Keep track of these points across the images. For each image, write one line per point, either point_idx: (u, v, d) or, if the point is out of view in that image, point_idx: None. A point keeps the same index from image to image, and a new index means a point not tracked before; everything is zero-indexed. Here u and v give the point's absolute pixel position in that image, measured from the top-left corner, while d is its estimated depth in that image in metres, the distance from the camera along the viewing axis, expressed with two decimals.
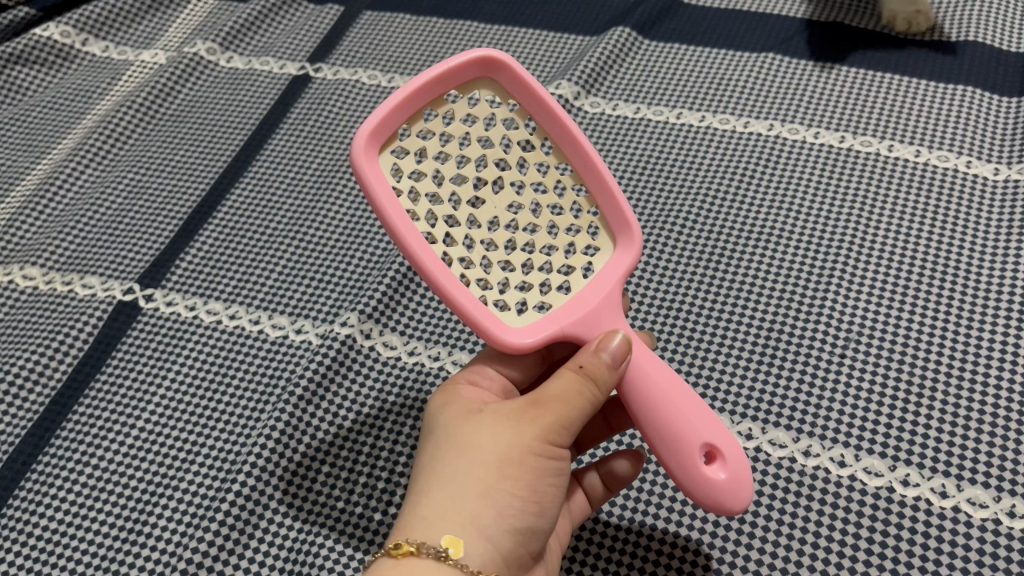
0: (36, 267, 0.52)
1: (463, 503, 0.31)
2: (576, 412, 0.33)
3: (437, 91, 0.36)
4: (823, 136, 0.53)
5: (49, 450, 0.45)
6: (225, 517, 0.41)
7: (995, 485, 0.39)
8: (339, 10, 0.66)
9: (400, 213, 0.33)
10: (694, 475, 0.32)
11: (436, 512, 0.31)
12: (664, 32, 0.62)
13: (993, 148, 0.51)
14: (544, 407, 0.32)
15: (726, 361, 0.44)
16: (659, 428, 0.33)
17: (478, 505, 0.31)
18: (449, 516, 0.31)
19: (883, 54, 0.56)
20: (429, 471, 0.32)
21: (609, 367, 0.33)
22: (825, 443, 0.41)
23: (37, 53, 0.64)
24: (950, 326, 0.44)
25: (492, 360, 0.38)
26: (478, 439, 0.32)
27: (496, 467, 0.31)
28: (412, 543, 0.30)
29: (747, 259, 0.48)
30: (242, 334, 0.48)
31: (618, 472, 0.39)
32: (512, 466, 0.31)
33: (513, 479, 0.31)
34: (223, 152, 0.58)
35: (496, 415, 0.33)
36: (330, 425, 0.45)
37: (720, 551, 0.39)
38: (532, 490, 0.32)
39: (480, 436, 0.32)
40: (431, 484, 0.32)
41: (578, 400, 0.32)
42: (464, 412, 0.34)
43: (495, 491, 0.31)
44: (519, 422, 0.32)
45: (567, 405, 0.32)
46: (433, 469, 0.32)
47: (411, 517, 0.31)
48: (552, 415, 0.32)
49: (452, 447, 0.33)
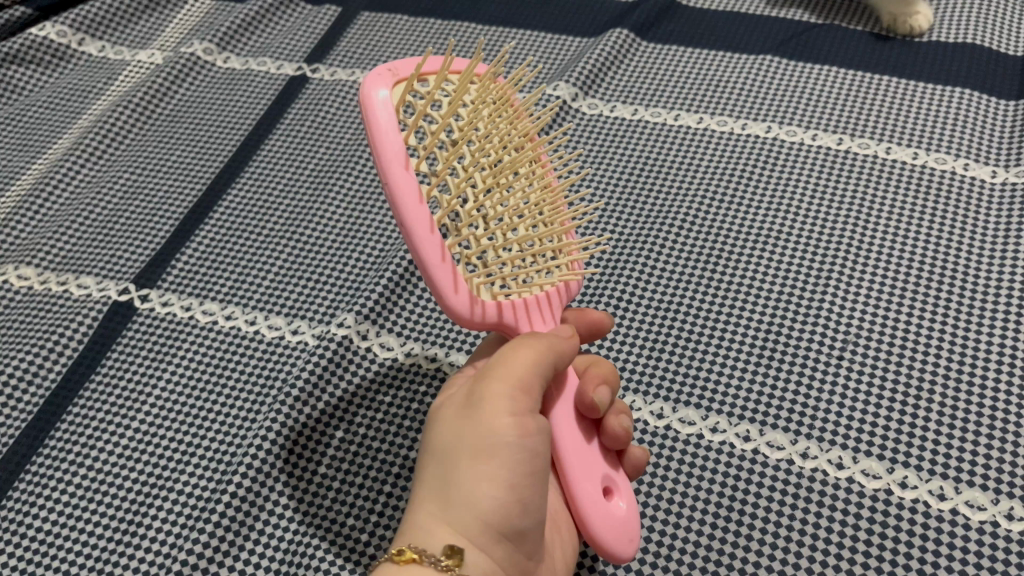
0: (31, 266, 0.52)
1: (457, 506, 0.30)
2: (532, 378, 0.32)
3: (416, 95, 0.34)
4: (820, 138, 0.53)
5: (43, 451, 0.44)
6: (220, 519, 0.41)
7: (993, 487, 0.39)
8: (337, 11, 0.66)
9: (405, 163, 0.31)
10: (605, 516, 0.32)
11: (435, 516, 0.31)
12: (661, 35, 0.62)
13: (989, 151, 0.51)
14: (503, 382, 0.32)
15: (724, 361, 0.44)
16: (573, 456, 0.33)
17: (465, 502, 0.30)
18: (447, 518, 0.30)
19: (879, 56, 0.57)
20: (425, 475, 0.32)
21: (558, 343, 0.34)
22: (823, 445, 0.41)
23: (33, 53, 0.64)
24: (947, 328, 0.44)
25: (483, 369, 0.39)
26: (456, 431, 0.32)
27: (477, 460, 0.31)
28: (415, 550, 0.30)
29: (745, 259, 0.48)
30: (238, 334, 0.48)
31: (628, 452, 0.37)
32: (486, 448, 0.31)
33: (490, 462, 0.31)
34: (219, 153, 0.57)
35: (469, 401, 0.33)
36: (327, 426, 0.44)
37: (718, 554, 0.39)
38: (513, 474, 0.31)
39: (458, 428, 0.32)
40: (427, 487, 0.32)
41: (536, 366, 0.32)
42: (446, 409, 0.34)
43: (477, 481, 0.30)
44: (485, 401, 0.32)
45: (523, 374, 0.32)
46: (428, 472, 0.32)
47: (412, 524, 0.31)
48: (511, 386, 0.32)
49: (442, 447, 0.32)
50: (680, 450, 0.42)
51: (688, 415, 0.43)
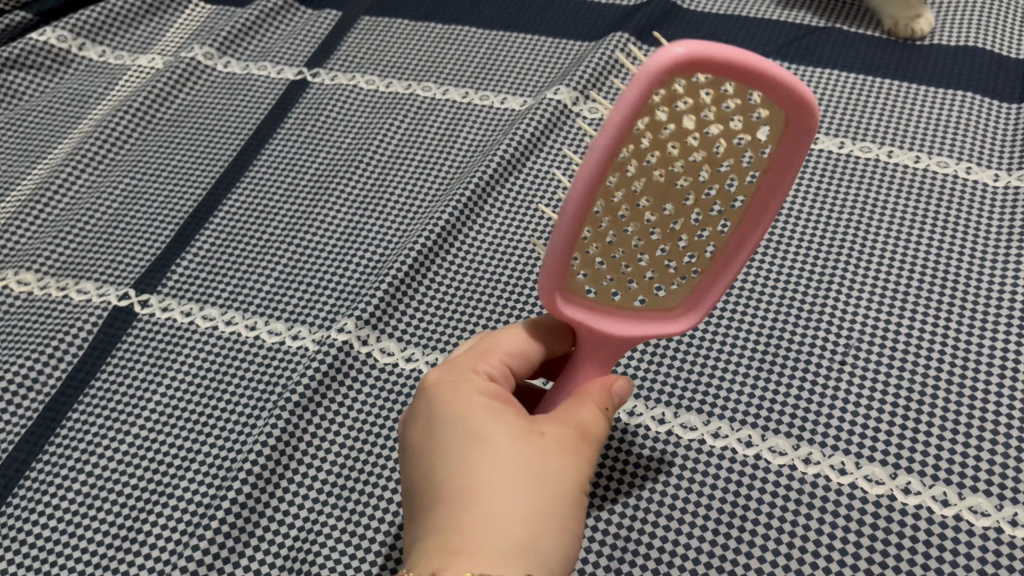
0: (32, 272, 0.52)
1: (536, 542, 0.29)
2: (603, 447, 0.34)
3: (776, 101, 0.26)
4: (822, 141, 0.52)
5: (42, 457, 0.44)
6: (220, 525, 0.41)
7: (997, 493, 0.38)
8: (337, 15, 0.66)
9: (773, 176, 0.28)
10: None
11: (511, 542, 0.29)
12: (663, 38, 0.61)
13: (992, 155, 0.50)
14: (590, 443, 0.33)
15: (726, 368, 0.44)
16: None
17: (546, 538, 0.30)
18: (523, 547, 0.29)
19: (880, 59, 0.57)
20: (488, 495, 0.30)
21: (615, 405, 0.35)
22: (825, 451, 0.41)
23: (33, 57, 0.64)
24: (951, 334, 0.44)
25: (500, 346, 0.36)
26: (542, 467, 0.31)
27: (555, 515, 0.30)
28: None
29: (748, 264, 0.48)
30: (238, 340, 0.48)
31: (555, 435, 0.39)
32: (571, 499, 0.31)
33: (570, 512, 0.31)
34: (220, 158, 0.57)
35: (555, 442, 0.32)
36: (327, 432, 0.44)
37: (720, 560, 0.38)
38: (576, 523, 0.32)
39: (543, 464, 0.31)
40: (497, 512, 0.29)
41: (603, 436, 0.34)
42: (520, 434, 0.32)
43: (560, 525, 0.30)
44: (571, 452, 0.32)
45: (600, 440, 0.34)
46: (495, 493, 0.30)
47: (482, 547, 0.28)
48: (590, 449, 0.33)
49: (518, 475, 0.30)
50: (681, 456, 0.42)
51: (690, 420, 0.43)
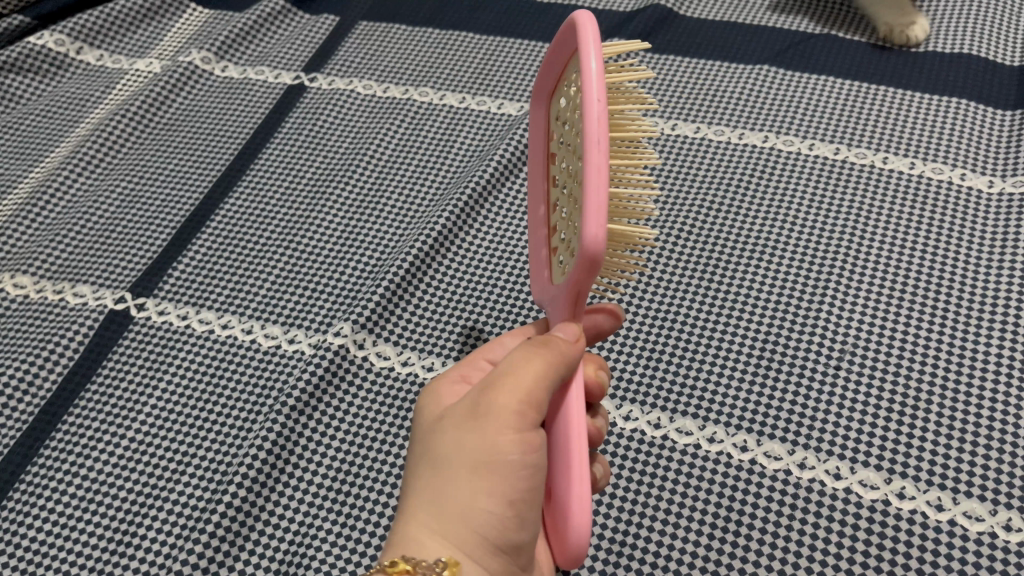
0: (28, 275, 0.52)
1: (453, 520, 0.29)
2: (539, 393, 0.29)
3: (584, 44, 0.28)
4: (818, 148, 0.53)
5: (38, 460, 0.44)
6: (216, 529, 0.41)
7: (991, 498, 0.39)
8: (334, 20, 0.66)
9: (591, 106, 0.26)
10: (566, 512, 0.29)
11: (427, 524, 0.29)
12: (660, 43, 0.62)
13: (987, 161, 0.51)
14: (505, 392, 0.29)
15: (721, 373, 0.44)
16: (568, 443, 0.30)
17: (466, 512, 0.29)
18: (438, 529, 0.29)
19: (877, 66, 0.57)
20: (412, 486, 0.30)
21: (562, 355, 0.30)
22: (820, 455, 0.41)
23: (31, 61, 0.64)
24: (946, 338, 0.44)
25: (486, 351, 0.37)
26: (450, 443, 0.30)
27: (484, 481, 0.29)
28: (408, 560, 0.28)
29: (744, 267, 0.48)
30: (234, 343, 0.48)
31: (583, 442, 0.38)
32: (489, 462, 0.29)
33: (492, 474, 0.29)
34: (217, 161, 0.57)
35: (463, 413, 0.30)
36: (322, 436, 0.44)
37: (714, 565, 0.39)
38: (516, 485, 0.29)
39: (450, 440, 0.30)
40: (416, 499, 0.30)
41: (542, 383, 0.29)
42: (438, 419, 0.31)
43: (484, 489, 0.29)
44: (481, 413, 0.30)
45: (527, 388, 0.29)
46: (417, 483, 0.30)
47: (402, 535, 0.29)
48: (510, 400, 0.29)
49: (432, 458, 0.30)
50: (676, 460, 0.42)
51: (686, 425, 0.43)
